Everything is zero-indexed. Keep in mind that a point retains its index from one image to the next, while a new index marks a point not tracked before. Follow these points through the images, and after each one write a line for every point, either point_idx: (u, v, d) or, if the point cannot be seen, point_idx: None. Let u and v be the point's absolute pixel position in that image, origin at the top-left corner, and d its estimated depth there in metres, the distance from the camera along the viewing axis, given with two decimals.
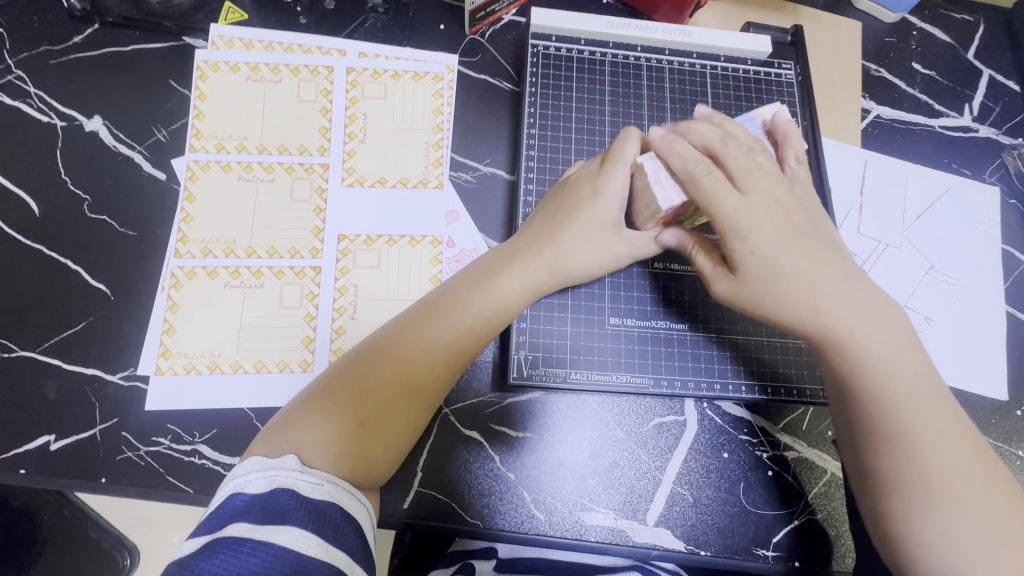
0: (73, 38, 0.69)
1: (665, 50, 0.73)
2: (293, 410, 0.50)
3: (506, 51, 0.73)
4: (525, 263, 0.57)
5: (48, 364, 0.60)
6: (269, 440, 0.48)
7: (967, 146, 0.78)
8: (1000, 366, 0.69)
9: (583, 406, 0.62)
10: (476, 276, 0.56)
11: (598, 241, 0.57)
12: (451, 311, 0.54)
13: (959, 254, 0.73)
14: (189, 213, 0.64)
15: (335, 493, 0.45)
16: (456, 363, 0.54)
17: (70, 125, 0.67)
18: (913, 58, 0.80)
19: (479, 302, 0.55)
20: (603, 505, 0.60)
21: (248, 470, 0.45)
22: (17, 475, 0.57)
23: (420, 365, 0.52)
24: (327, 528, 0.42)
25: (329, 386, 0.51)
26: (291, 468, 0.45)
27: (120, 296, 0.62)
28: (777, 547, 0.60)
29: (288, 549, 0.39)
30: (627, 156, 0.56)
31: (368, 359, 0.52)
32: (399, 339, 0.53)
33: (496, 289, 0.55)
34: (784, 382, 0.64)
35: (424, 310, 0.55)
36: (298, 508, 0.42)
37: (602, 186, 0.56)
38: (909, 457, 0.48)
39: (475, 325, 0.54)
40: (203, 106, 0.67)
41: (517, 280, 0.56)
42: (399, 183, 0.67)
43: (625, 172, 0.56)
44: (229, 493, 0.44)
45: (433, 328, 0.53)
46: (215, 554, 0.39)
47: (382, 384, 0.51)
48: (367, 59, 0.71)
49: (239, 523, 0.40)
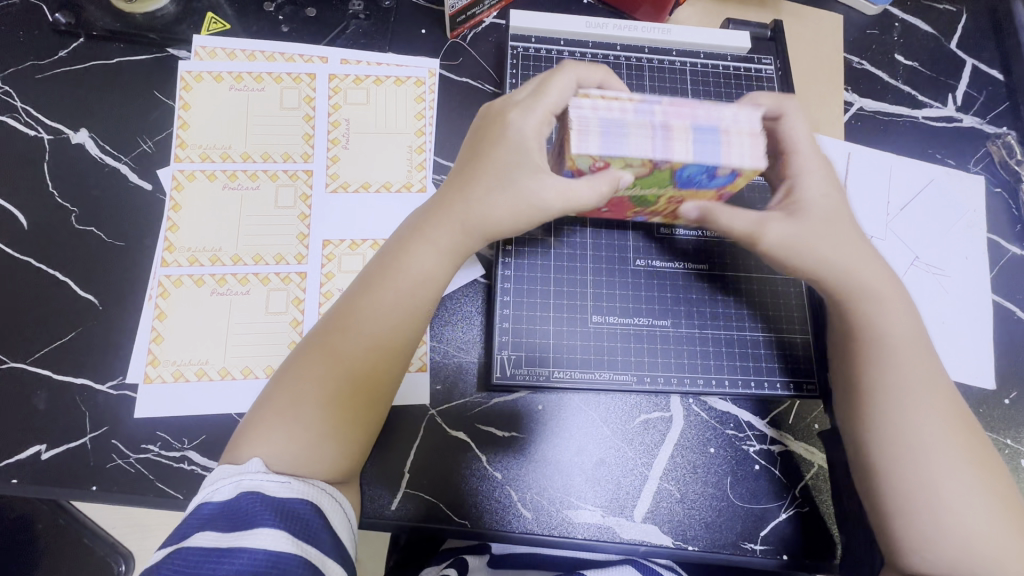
0: (59, 53, 0.70)
1: (645, 48, 0.74)
2: (246, 427, 0.50)
3: (488, 54, 0.74)
4: (438, 226, 0.55)
5: (38, 375, 0.60)
6: (238, 446, 0.49)
7: (951, 136, 0.78)
8: (986, 354, 0.69)
9: (568, 404, 0.63)
10: (394, 251, 0.55)
11: (520, 190, 0.54)
12: (372, 292, 0.54)
13: (944, 244, 0.73)
14: (175, 222, 0.65)
15: (302, 489, 0.47)
16: (388, 338, 0.53)
17: (56, 138, 0.68)
18: (895, 49, 0.80)
19: (402, 280, 0.54)
20: (589, 503, 0.60)
21: (216, 480, 0.47)
22: (9, 485, 0.58)
23: (355, 354, 0.52)
24: (296, 525, 0.44)
25: (275, 391, 0.51)
26: (255, 471, 0.47)
27: (109, 306, 0.63)
28: (765, 541, 0.60)
29: (259, 550, 0.42)
30: (555, 95, 0.55)
31: (302, 358, 0.52)
32: (330, 331, 0.52)
33: (418, 264, 0.54)
34: (801, 376, 0.64)
35: (351, 297, 0.54)
36: (266, 509, 0.44)
37: (517, 124, 0.55)
38: (890, 425, 0.52)
39: (403, 303, 0.53)
40: (187, 116, 0.68)
41: (433, 246, 0.55)
42: (383, 187, 0.68)
43: (545, 109, 0.54)
44: (199, 502, 0.46)
45: (360, 313, 0.53)
46: (187, 561, 0.41)
47: (319, 379, 0.51)
48: (349, 65, 0.71)
49: (206, 532, 0.43)
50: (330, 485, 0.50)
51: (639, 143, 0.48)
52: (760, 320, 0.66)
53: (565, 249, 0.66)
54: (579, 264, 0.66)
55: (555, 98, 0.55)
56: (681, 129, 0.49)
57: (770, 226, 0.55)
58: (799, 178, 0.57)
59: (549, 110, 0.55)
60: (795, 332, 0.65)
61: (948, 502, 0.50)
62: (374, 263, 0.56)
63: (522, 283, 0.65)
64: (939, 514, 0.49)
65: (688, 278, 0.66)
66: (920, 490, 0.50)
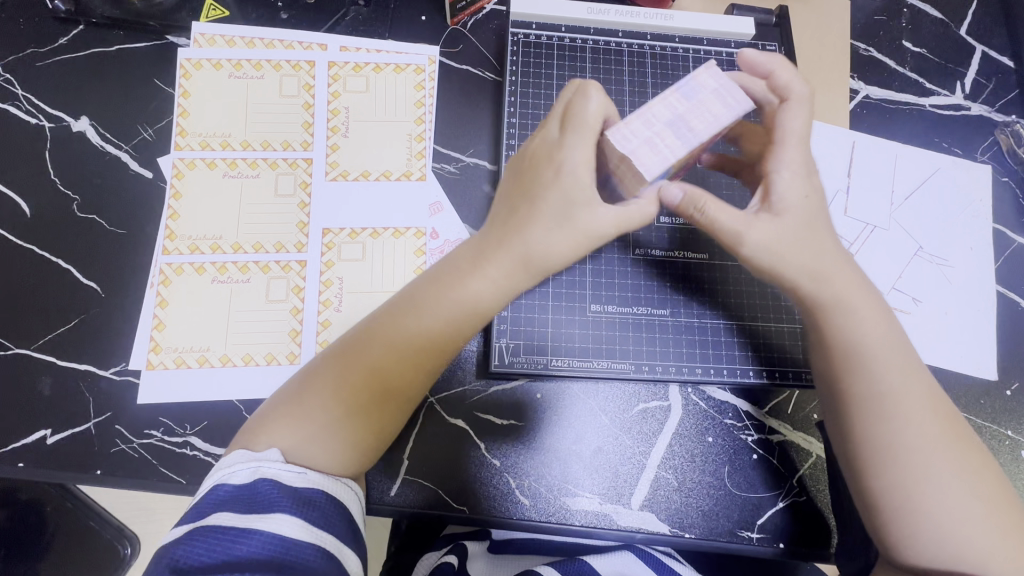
0: (59, 40, 0.70)
1: (648, 35, 0.73)
2: (267, 413, 0.50)
3: (488, 41, 0.73)
4: (496, 254, 0.51)
5: (43, 361, 0.61)
6: (255, 434, 0.49)
7: (958, 125, 0.77)
8: (988, 346, 0.68)
9: (567, 392, 0.63)
10: (441, 274, 0.52)
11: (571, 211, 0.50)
12: (416, 316, 0.51)
13: (948, 233, 0.72)
14: (176, 210, 0.65)
15: (320, 480, 0.47)
16: (424, 370, 0.51)
17: (57, 127, 0.68)
18: (903, 35, 0.79)
19: (443, 307, 0.51)
20: (587, 490, 0.60)
21: (235, 462, 0.47)
22: (16, 469, 0.59)
23: (388, 374, 0.50)
24: (311, 512, 0.45)
25: (305, 391, 0.50)
26: (273, 459, 0.47)
27: (111, 293, 0.63)
28: (762, 529, 0.60)
29: (275, 536, 0.42)
30: (591, 115, 0.50)
31: (334, 369, 0.50)
32: (365, 348, 0.50)
33: (460, 286, 0.51)
34: (782, 365, 0.64)
35: (393, 316, 0.51)
36: (283, 497, 0.45)
37: (575, 138, 0.50)
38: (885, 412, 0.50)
39: (440, 334, 0.51)
40: (187, 104, 0.68)
41: (488, 276, 0.51)
42: (383, 176, 0.68)
43: (590, 132, 0.50)
44: (214, 483, 0.46)
45: (398, 338, 0.50)
46: (204, 541, 0.42)
47: (350, 394, 0.49)
48: (348, 53, 0.71)
49: (222, 515, 0.43)
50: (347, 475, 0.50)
51: (699, 118, 0.48)
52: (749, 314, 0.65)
53: None
54: None
55: (592, 121, 0.50)
56: (702, 74, 0.50)
57: (754, 227, 0.51)
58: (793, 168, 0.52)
59: (593, 133, 0.50)
60: (783, 321, 0.65)
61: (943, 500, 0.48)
62: (419, 281, 0.53)
63: None
64: (938, 504, 0.48)
65: (684, 268, 0.66)
66: (920, 486, 0.48)
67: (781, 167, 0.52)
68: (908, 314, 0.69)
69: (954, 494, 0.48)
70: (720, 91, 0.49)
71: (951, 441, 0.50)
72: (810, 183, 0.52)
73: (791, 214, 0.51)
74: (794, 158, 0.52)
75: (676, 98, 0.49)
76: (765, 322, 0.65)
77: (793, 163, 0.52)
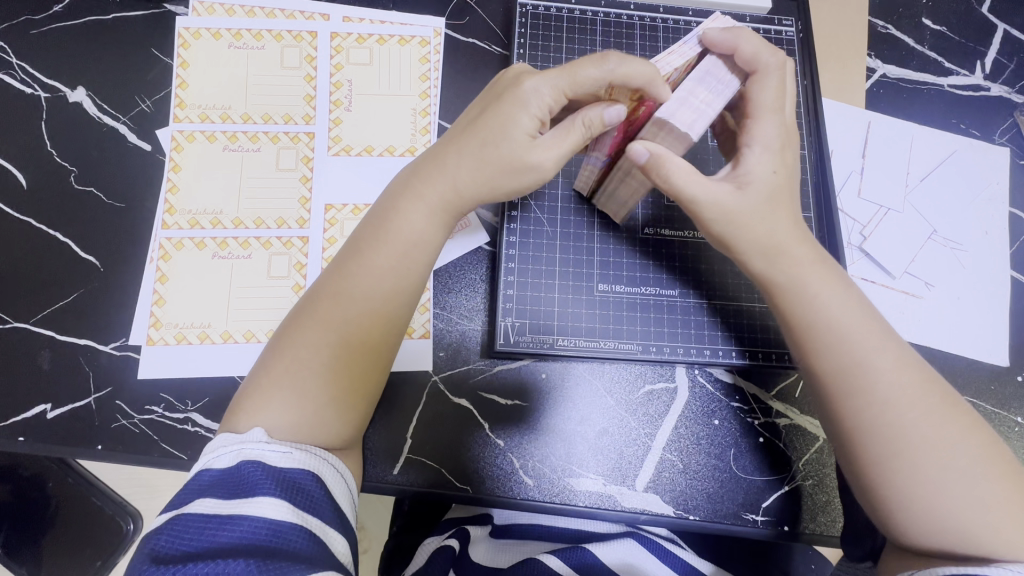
0: (54, 7, 0.68)
1: (661, 8, 0.71)
2: (247, 391, 0.50)
3: (496, 13, 0.71)
4: (423, 188, 0.53)
5: (42, 335, 0.61)
6: (238, 412, 0.49)
7: (977, 105, 0.74)
8: (1001, 331, 0.67)
9: (573, 373, 0.62)
10: (384, 215, 0.53)
11: (507, 151, 0.51)
12: (362, 257, 0.52)
13: (963, 217, 0.71)
14: (175, 184, 0.64)
15: (304, 459, 0.46)
16: (386, 314, 0.52)
17: (54, 97, 0.66)
18: (923, 13, 0.76)
19: (388, 239, 0.52)
20: (591, 471, 0.60)
21: (218, 445, 0.46)
22: (16, 443, 0.58)
23: (348, 315, 0.51)
24: (297, 494, 0.44)
25: (275, 350, 0.51)
26: (257, 440, 0.46)
27: (110, 267, 0.62)
28: (766, 512, 0.60)
29: (258, 519, 0.41)
30: (586, 74, 0.50)
31: (300, 323, 0.51)
32: (328, 297, 0.51)
33: (401, 218, 0.52)
34: (777, 348, 0.63)
35: (343, 265, 0.52)
36: (266, 478, 0.44)
37: (527, 90, 0.51)
38: (892, 403, 0.47)
39: (397, 270, 0.52)
40: (185, 75, 0.66)
41: (424, 205, 0.52)
42: (386, 151, 0.66)
43: (563, 88, 0.50)
44: (200, 467, 0.46)
45: (354, 282, 0.51)
46: (185, 529, 0.41)
47: (315, 347, 0.50)
48: (351, 23, 0.69)
49: (206, 499, 0.42)
50: (328, 451, 0.49)
51: (718, 78, 0.50)
52: (740, 297, 0.64)
53: (573, 217, 0.65)
54: (586, 233, 0.65)
55: (583, 79, 0.50)
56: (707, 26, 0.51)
57: (710, 193, 0.50)
58: (765, 143, 0.51)
59: (570, 87, 0.50)
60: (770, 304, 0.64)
61: (964, 497, 0.45)
62: (363, 228, 0.54)
63: (528, 251, 0.64)
64: (949, 498, 0.45)
65: (694, 249, 0.65)
66: (935, 478, 0.45)
67: (752, 141, 0.51)
68: (920, 298, 0.68)
69: (971, 488, 0.45)
70: (720, 58, 0.50)
71: (963, 429, 0.47)
72: (780, 159, 0.51)
73: (754, 188, 0.50)
74: (766, 131, 0.50)
75: (681, 49, 0.51)
76: (750, 304, 0.64)
77: (765, 137, 0.50)
